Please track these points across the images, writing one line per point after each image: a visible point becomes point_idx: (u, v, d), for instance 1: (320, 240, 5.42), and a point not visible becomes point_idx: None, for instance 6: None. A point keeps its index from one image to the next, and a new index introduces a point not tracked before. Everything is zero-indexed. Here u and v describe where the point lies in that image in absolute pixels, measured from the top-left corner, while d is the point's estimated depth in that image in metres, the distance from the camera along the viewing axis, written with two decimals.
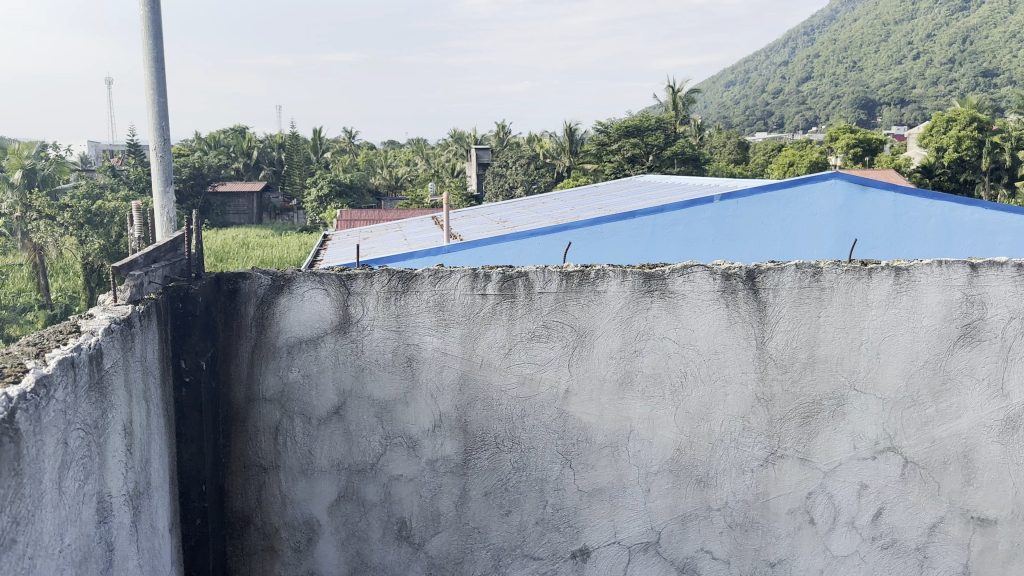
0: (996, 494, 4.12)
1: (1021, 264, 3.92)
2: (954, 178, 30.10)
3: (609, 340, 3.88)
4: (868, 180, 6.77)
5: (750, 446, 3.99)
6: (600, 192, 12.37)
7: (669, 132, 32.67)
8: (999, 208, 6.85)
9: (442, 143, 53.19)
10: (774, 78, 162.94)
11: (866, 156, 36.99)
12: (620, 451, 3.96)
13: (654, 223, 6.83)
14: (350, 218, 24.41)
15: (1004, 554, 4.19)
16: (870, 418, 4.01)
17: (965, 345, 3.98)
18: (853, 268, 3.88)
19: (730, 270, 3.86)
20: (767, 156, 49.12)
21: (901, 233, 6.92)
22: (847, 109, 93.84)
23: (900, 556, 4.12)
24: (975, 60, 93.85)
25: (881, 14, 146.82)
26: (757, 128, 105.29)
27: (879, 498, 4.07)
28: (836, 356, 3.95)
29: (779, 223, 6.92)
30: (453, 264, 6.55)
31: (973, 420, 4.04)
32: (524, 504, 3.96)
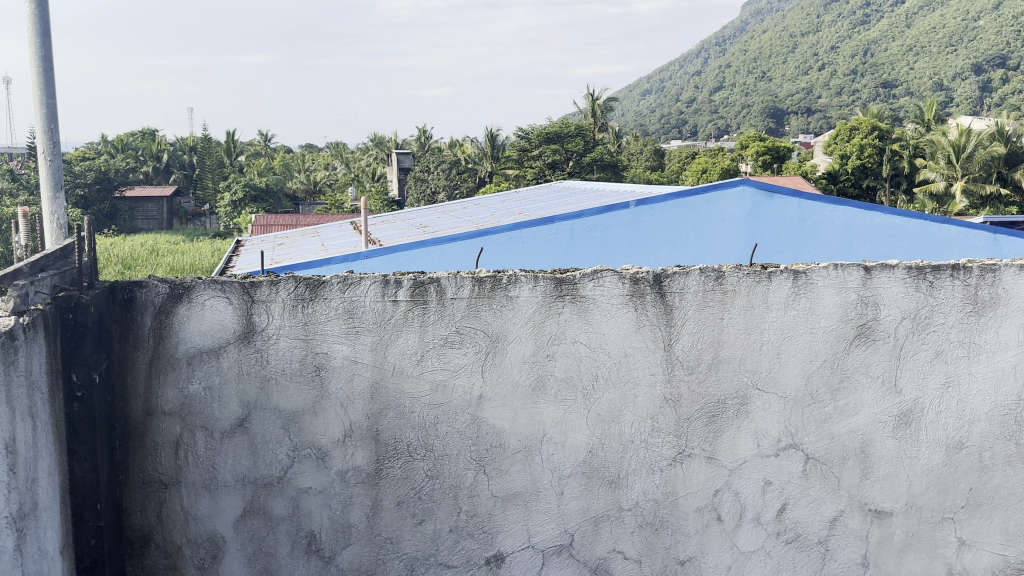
0: (891, 487, 4.29)
1: (910, 266, 4.11)
2: (857, 184, 31.87)
3: (523, 345, 3.89)
4: (774, 186, 7.00)
5: (659, 446, 4.05)
6: (521, 198, 12.42)
7: (588, 139, 33.48)
8: (897, 213, 7.20)
9: (362, 147, 52.76)
10: (688, 87, 167.70)
11: (775, 164, 38.60)
12: (534, 455, 3.96)
13: (573, 227, 6.95)
14: (266, 223, 23.93)
15: (900, 544, 4.35)
16: (773, 416, 4.13)
17: (861, 343, 4.14)
18: (754, 271, 3.99)
19: (639, 275, 3.92)
20: (683, 163, 50.64)
21: (807, 236, 7.18)
22: (757, 118, 97.62)
23: (804, 550, 4.25)
24: (875, 73, 98.95)
25: (788, 29, 153.59)
26: (672, 136, 108.04)
27: (782, 495, 4.20)
28: (738, 357, 4.05)
29: (692, 228, 7.08)
30: (372, 269, 6.57)
31: (869, 416, 4.20)
32: (437, 512, 3.93)
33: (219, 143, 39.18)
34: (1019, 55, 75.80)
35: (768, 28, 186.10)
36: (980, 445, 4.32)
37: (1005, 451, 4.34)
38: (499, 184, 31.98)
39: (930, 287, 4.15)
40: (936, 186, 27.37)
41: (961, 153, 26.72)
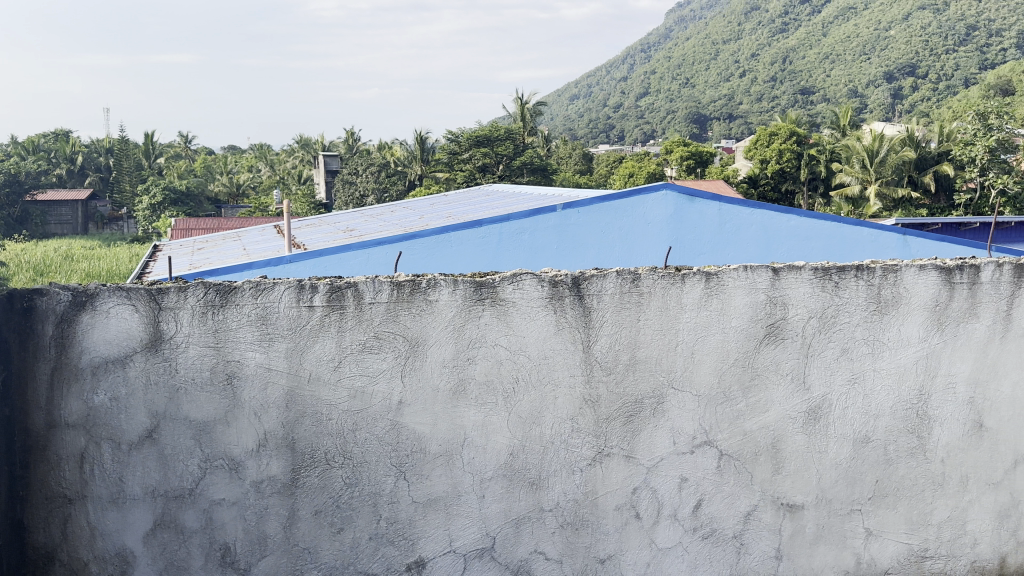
0: (803, 481, 4.43)
1: (816, 268, 4.26)
2: (776, 188, 32.89)
3: (443, 349, 3.87)
4: (694, 190, 7.19)
5: (579, 446, 4.09)
6: (450, 200, 12.42)
7: (518, 143, 33.80)
8: (811, 215, 7.50)
9: (288, 149, 52.12)
10: (614, 92, 170.22)
11: (698, 168, 39.70)
12: (455, 459, 3.95)
13: (500, 231, 7.04)
14: (186, 227, 23.28)
15: (812, 536, 4.50)
16: (688, 415, 4.22)
17: (770, 342, 4.27)
18: (668, 273, 4.08)
19: (557, 278, 3.96)
20: (609, 167, 51.52)
21: (728, 239, 7.38)
22: (681, 123, 99.87)
23: (719, 545, 4.36)
24: (793, 79, 102.47)
25: (711, 36, 157.64)
26: (600, 140, 109.46)
27: (698, 491, 4.30)
28: (654, 357, 4.12)
29: (618, 231, 7.21)
30: (298, 274, 6.52)
31: (779, 412, 4.34)
32: (356, 521, 3.88)
33: (137, 145, 37.98)
34: (927, 64, 79.53)
35: (691, 35, 190.51)
36: (885, 439, 4.50)
37: (908, 443, 4.54)
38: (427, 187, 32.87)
39: (836, 288, 4.31)
40: (851, 190, 28.87)
41: (875, 158, 28.05)
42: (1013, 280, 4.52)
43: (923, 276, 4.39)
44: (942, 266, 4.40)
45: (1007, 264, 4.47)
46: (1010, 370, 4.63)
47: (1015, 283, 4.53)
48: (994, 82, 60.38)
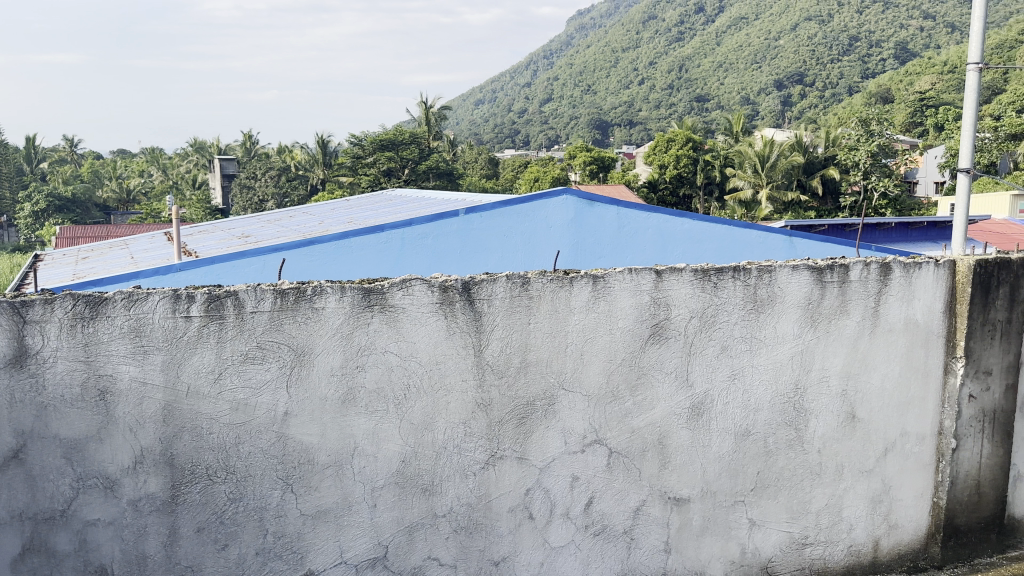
0: (688, 475, 4.57)
1: (696, 269, 4.42)
2: (674, 192, 33.88)
3: (330, 357, 3.78)
4: (593, 195, 7.39)
5: (471, 450, 4.09)
6: (351, 205, 12.26)
7: (422, 147, 38.53)
8: (705, 219, 7.82)
9: (181, 152, 50.62)
10: (518, 99, 172.29)
11: (601, 173, 41.00)
12: (344, 470, 3.87)
13: (402, 236, 7.10)
14: (72, 235, 22.15)
15: (698, 528, 4.64)
16: (578, 414, 4.30)
17: (655, 342, 4.40)
18: (556, 277, 4.14)
19: (447, 283, 3.94)
20: (516, 172, 52.38)
21: (626, 242, 7.63)
22: (584, 128, 102.28)
23: (610, 541, 4.45)
24: (689, 87, 106.55)
25: (611, 44, 161.82)
26: (504, 146, 110.70)
27: (589, 489, 4.37)
28: (544, 359, 4.18)
29: (519, 235, 7.41)
30: (194, 282, 6.43)
31: (665, 409, 4.46)
32: (241, 536, 3.77)
33: (17, 150, 36.14)
34: (814, 73, 84.07)
35: (592, 43, 194.67)
36: (765, 431, 4.71)
37: (787, 435, 4.76)
38: (336, 190, 37.30)
39: (715, 288, 4.49)
40: (744, 193, 29.94)
41: (766, 162, 29.52)
42: (880, 277, 4.83)
43: (796, 276, 4.63)
44: (814, 266, 4.64)
45: (873, 263, 4.77)
46: (879, 362, 4.93)
47: (881, 281, 4.84)
48: (874, 91, 64.44)
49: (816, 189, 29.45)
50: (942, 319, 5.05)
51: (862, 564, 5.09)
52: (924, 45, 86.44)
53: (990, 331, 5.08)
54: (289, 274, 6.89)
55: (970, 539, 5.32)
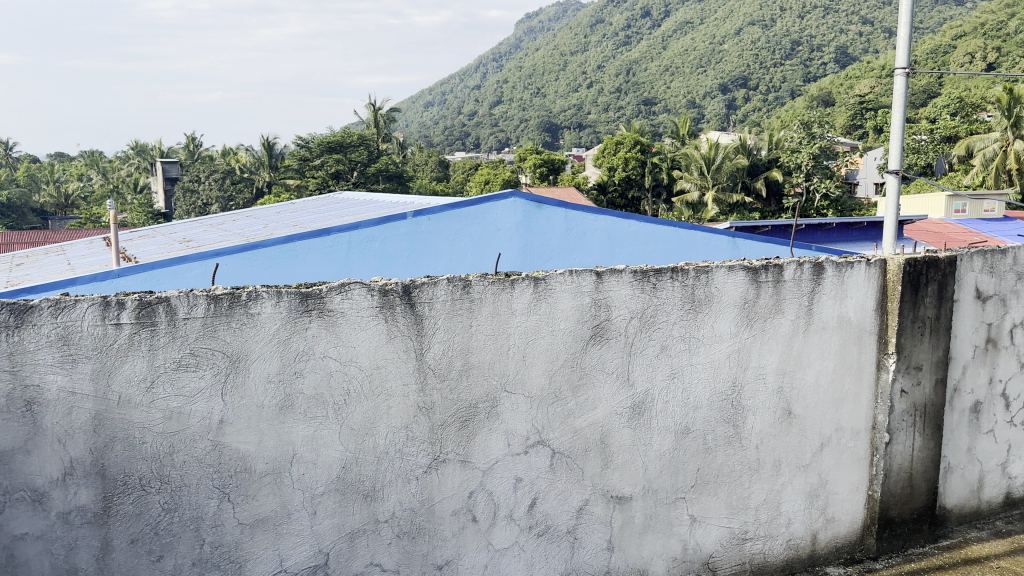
0: (630, 473, 4.61)
1: (636, 271, 4.48)
2: (623, 195, 34.25)
3: (267, 363, 3.73)
4: (542, 198, 7.56)
5: (413, 454, 4.06)
6: (297, 208, 12.12)
7: (371, 148, 38.65)
8: (652, 221, 8.04)
9: (122, 155, 49.66)
10: (468, 101, 172.38)
11: (551, 175, 41.49)
12: (283, 477, 3.82)
13: (349, 239, 7.12)
14: (9, 240, 21.57)
15: (640, 526, 4.68)
16: (521, 416, 4.30)
17: (596, 343, 4.45)
18: (498, 280, 4.14)
19: (387, 286, 3.90)
20: (466, 173, 52.51)
21: (575, 244, 7.81)
22: (534, 131, 102.84)
23: (554, 541, 4.46)
24: (637, 90, 107.99)
25: (560, 48, 163.05)
26: (455, 149, 110.85)
27: (532, 490, 4.37)
28: (487, 362, 4.18)
29: (468, 238, 7.50)
30: (131, 289, 6.30)
31: (607, 409, 4.51)
32: (177, 546, 3.68)
33: None
34: (757, 77, 85.85)
35: (542, 47, 195.78)
36: (703, 429, 4.79)
37: (725, 432, 4.85)
38: (283, 194, 37.01)
39: (654, 289, 4.56)
40: (691, 196, 30.37)
41: (711, 165, 29.88)
42: (812, 277, 4.96)
43: (732, 276, 4.73)
44: (749, 266, 4.76)
45: (806, 262, 4.90)
46: (813, 359, 5.06)
47: (814, 280, 4.97)
48: (816, 94, 66.11)
49: (759, 191, 30.42)
50: (874, 317, 5.20)
51: (800, 557, 5.20)
52: (862, 49, 88.82)
53: (920, 327, 5.25)
54: (232, 278, 6.81)
55: (903, 530, 5.48)
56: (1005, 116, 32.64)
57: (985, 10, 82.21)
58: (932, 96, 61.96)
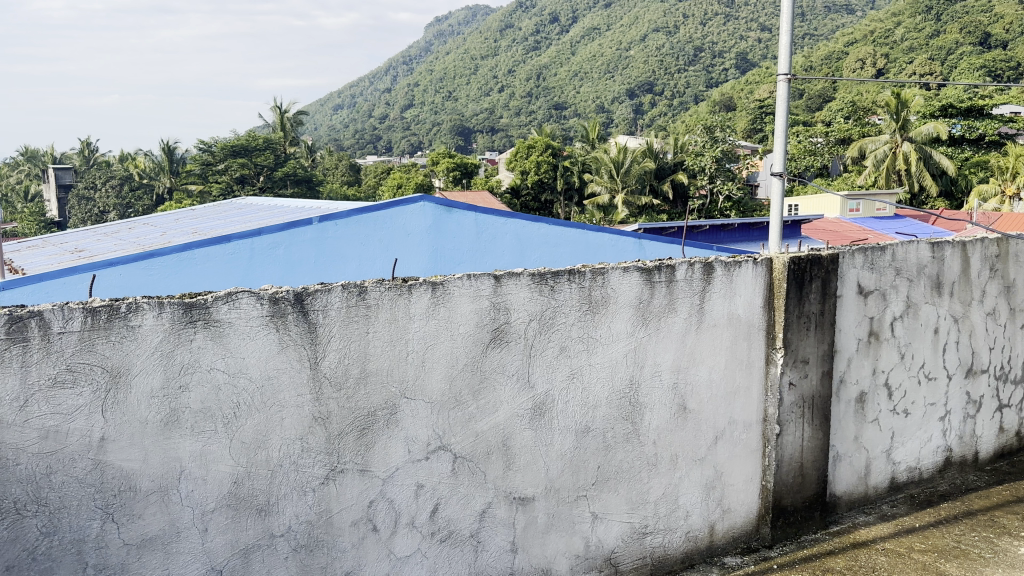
0: (532, 474, 4.64)
1: (534, 274, 4.53)
2: (536, 198, 34.86)
3: (150, 378, 3.56)
4: (451, 203, 7.79)
5: (309, 466, 3.96)
6: (197, 215, 11.78)
7: (277, 153, 38.53)
8: (559, 224, 8.42)
9: (10, 160, 47.68)
10: (378, 104, 171.03)
11: (463, 179, 41.92)
12: (171, 494, 3.64)
13: (251, 246, 7.08)
14: None
15: (543, 525, 4.70)
16: (421, 422, 4.27)
17: (496, 346, 4.47)
18: (394, 285, 4.10)
19: (277, 294, 3.82)
20: (378, 177, 52.29)
21: (484, 247, 8.09)
22: (446, 135, 102.74)
23: (457, 546, 4.42)
24: (547, 95, 109.51)
25: (470, 52, 163.74)
26: (365, 152, 109.82)
27: (434, 495, 4.33)
28: (385, 368, 4.13)
29: (377, 243, 7.64)
30: (15, 301, 6.01)
31: (507, 412, 4.53)
32: (58, 572, 3.45)
33: None
34: (662, 83, 88.16)
35: (451, 51, 195.76)
36: (603, 426, 4.87)
37: (624, 430, 4.95)
38: (186, 201, 35.99)
39: (552, 291, 4.62)
40: (602, 198, 30.88)
41: (620, 168, 30.56)
42: (703, 277, 5.14)
43: (627, 277, 4.85)
44: (644, 267, 4.89)
45: (696, 263, 5.07)
46: (706, 356, 5.23)
47: (704, 279, 5.16)
48: (718, 99, 68.37)
49: (667, 194, 31.12)
50: (762, 314, 5.42)
51: (699, 549, 5.35)
52: (761, 55, 92.32)
53: (805, 322, 5.48)
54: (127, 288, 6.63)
55: (796, 518, 5.69)
56: (893, 120, 34.36)
57: (874, 19, 86.75)
58: (826, 100, 64.92)
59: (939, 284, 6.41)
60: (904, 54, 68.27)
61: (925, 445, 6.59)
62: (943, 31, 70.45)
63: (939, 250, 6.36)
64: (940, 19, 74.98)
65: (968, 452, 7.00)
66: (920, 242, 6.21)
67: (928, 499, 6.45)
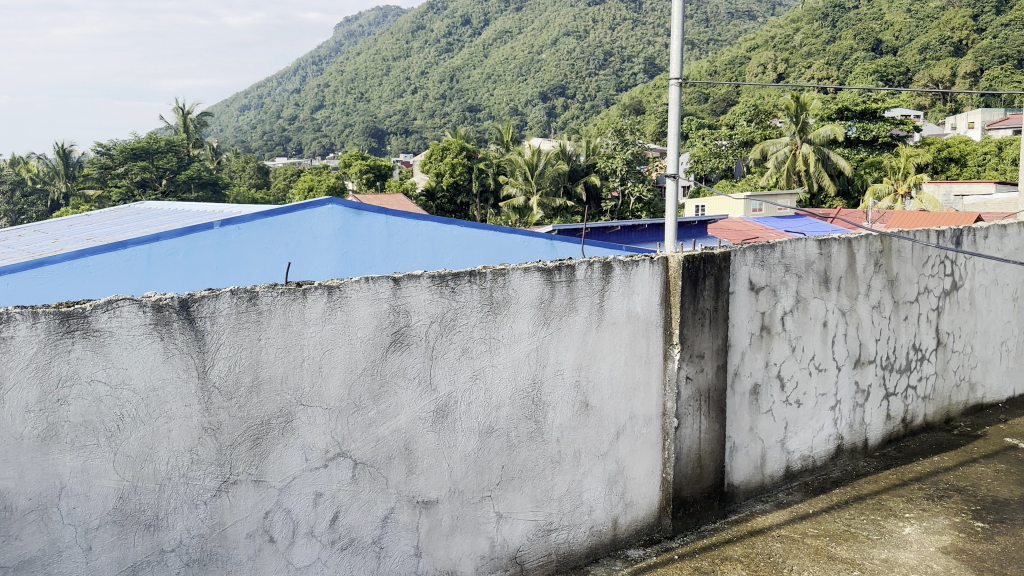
0: (435, 477, 4.63)
1: (432, 276, 4.53)
2: (451, 201, 34.59)
3: (25, 392, 3.39)
4: (360, 206, 7.72)
5: (200, 478, 3.84)
6: (92, 221, 11.24)
7: (181, 156, 37.75)
8: (471, 226, 8.51)
9: None
10: (287, 104, 167.63)
11: (377, 181, 41.67)
12: (50, 513, 3.47)
13: (149, 253, 6.82)
14: None
15: (447, 528, 4.69)
16: (319, 429, 4.20)
17: (396, 349, 4.44)
18: (287, 290, 4.03)
19: (161, 301, 3.69)
20: (287, 180, 51.32)
21: (395, 250, 8.09)
22: (359, 137, 101.39)
23: (358, 553, 4.36)
24: (461, 97, 109.58)
25: (382, 53, 162.32)
26: (275, 153, 107.57)
27: (333, 503, 4.27)
28: (279, 375, 4.05)
29: (283, 246, 7.49)
30: None
31: (409, 415, 4.51)
32: None
33: None
34: (574, 86, 89.33)
35: (362, 51, 193.44)
36: (507, 426, 4.91)
37: (528, 428, 5.00)
38: (83, 205, 34.40)
39: (452, 293, 4.63)
40: (517, 200, 30.99)
41: (535, 170, 30.84)
42: (602, 275, 5.25)
43: (528, 277, 4.90)
44: (544, 267, 4.95)
45: (595, 262, 5.18)
46: (606, 353, 5.33)
47: (603, 278, 5.26)
48: (628, 102, 69.73)
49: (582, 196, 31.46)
50: (659, 310, 5.57)
51: (603, 543, 5.44)
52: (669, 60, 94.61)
53: (700, 318, 5.66)
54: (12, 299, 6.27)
55: (695, 509, 5.85)
56: (793, 122, 36.01)
57: (775, 26, 90.13)
58: (731, 104, 67.01)
59: (826, 280, 6.72)
60: (803, 59, 71.20)
61: (818, 433, 6.89)
62: (838, 37, 73.81)
63: (827, 246, 6.67)
64: (836, 26, 78.48)
65: (858, 439, 7.35)
66: (808, 239, 6.50)
67: (822, 486, 6.75)
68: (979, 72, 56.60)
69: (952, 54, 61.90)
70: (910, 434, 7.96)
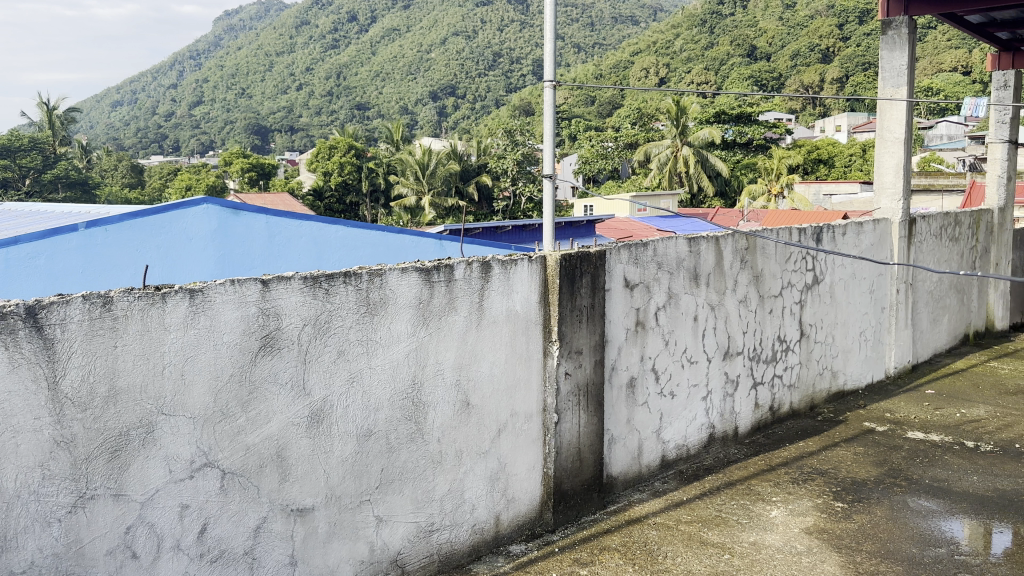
0: (310, 483, 4.53)
1: (304, 277, 4.45)
2: (341, 200, 34.00)
3: None
4: (238, 206, 7.53)
5: (53, 494, 3.63)
6: None
7: (47, 154, 35.96)
8: (354, 226, 8.48)
9: None
10: (163, 99, 160.42)
11: (261, 180, 40.56)
12: None
13: (6, 256, 6.30)
14: None
15: (324, 535, 4.60)
16: (183, 439, 4.05)
17: (266, 353, 4.34)
18: (145, 294, 3.87)
19: (5, 309, 3.45)
20: (164, 179, 49.18)
21: (276, 250, 7.96)
22: (241, 133, 98.25)
23: (229, 566, 4.23)
24: (348, 94, 107.92)
25: (265, 48, 157.96)
26: (151, 151, 102.90)
27: (201, 515, 4.12)
28: (138, 384, 3.87)
29: (155, 249, 7.16)
30: None
31: (281, 422, 4.41)
32: None
33: None
34: (464, 86, 89.69)
35: (244, 46, 187.33)
36: (385, 429, 4.87)
37: (407, 430, 4.98)
38: None
39: (326, 294, 4.55)
40: (408, 200, 30.77)
41: (426, 170, 30.78)
42: (480, 275, 5.30)
43: (405, 277, 4.90)
44: (422, 267, 4.95)
45: (473, 262, 5.22)
46: (486, 352, 5.38)
47: (481, 278, 5.32)
48: (517, 103, 70.48)
49: (472, 195, 31.69)
50: (537, 308, 5.66)
51: (485, 541, 5.48)
52: None
53: (577, 315, 5.80)
54: None
55: (575, 501, 5.98)
56: (674, 125, 37.28)
57: (658, 31, 93.34)
58: (617, 107, 68.92)
59: (696, 276, 6.99)
60: (683, 64, 74.02)
61: (690, 423, 7.16)
62: (716, 43, 77.12)
63: (696, 244, 6.95)
64: (714, 32, 82.01)
65: (729, 427, 7.68)
66: (678, 238, 6.75)
67: (695, 474, 7.02)
68: (844, 78, 60.49)
69: (819, 61, 65.84)
70: (778, 421, 8.39)
